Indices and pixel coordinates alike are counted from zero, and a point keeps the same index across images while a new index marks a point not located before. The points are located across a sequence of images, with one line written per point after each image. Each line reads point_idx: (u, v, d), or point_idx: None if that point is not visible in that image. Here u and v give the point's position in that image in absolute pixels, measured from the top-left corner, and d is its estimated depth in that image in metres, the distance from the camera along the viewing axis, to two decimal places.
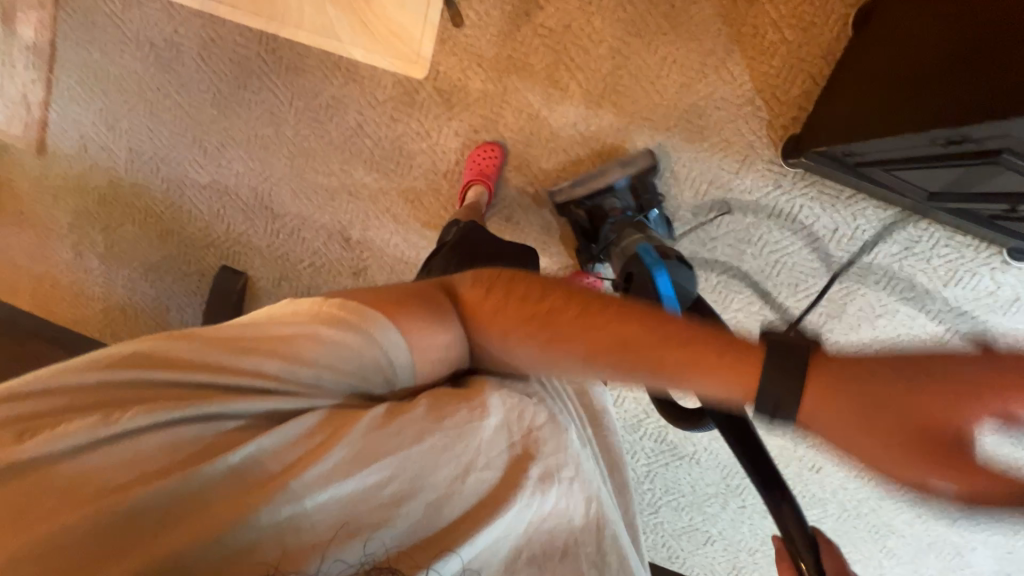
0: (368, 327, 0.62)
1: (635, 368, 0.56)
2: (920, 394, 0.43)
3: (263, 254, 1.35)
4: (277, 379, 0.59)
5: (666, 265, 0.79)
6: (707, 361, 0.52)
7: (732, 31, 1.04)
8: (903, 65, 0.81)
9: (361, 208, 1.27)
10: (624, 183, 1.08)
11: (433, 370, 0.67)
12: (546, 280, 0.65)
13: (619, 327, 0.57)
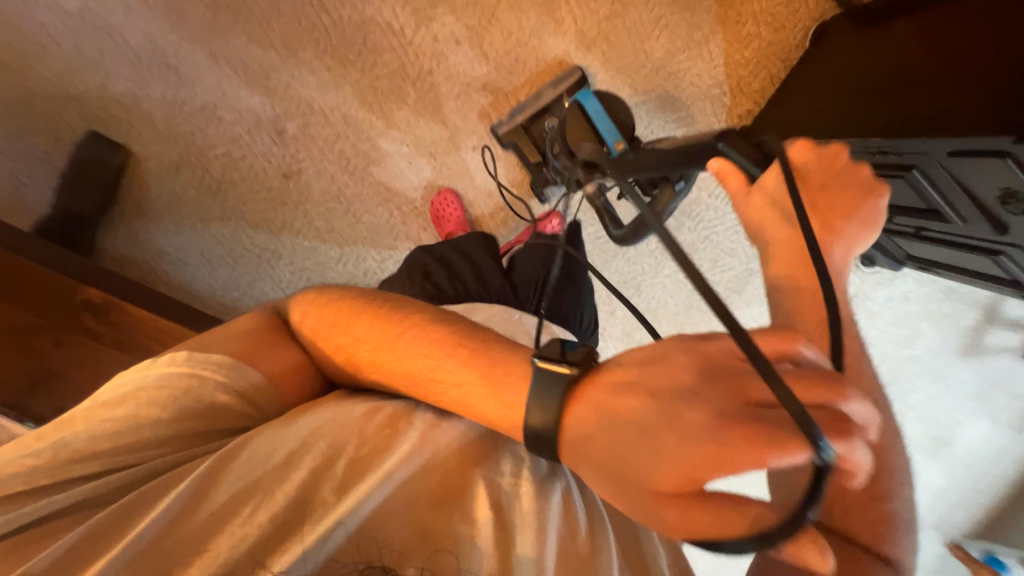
0: (196, 383, 0.52)
1: (465, 411, 0.53)
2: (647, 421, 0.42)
3: (156, 128, 1.06)
4: (110, 451, 0.49)
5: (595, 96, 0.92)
6: (507, 404, 0.49)
7: (720, 12, 1.09)
8: (853, 80, 0.95)
9: (305, 98, 1.07)
10: (559, 99, 1.06)
11: (343, 321, 0.58)
12: (355, 302, 0.60)
13: (424, 362, 0.54)
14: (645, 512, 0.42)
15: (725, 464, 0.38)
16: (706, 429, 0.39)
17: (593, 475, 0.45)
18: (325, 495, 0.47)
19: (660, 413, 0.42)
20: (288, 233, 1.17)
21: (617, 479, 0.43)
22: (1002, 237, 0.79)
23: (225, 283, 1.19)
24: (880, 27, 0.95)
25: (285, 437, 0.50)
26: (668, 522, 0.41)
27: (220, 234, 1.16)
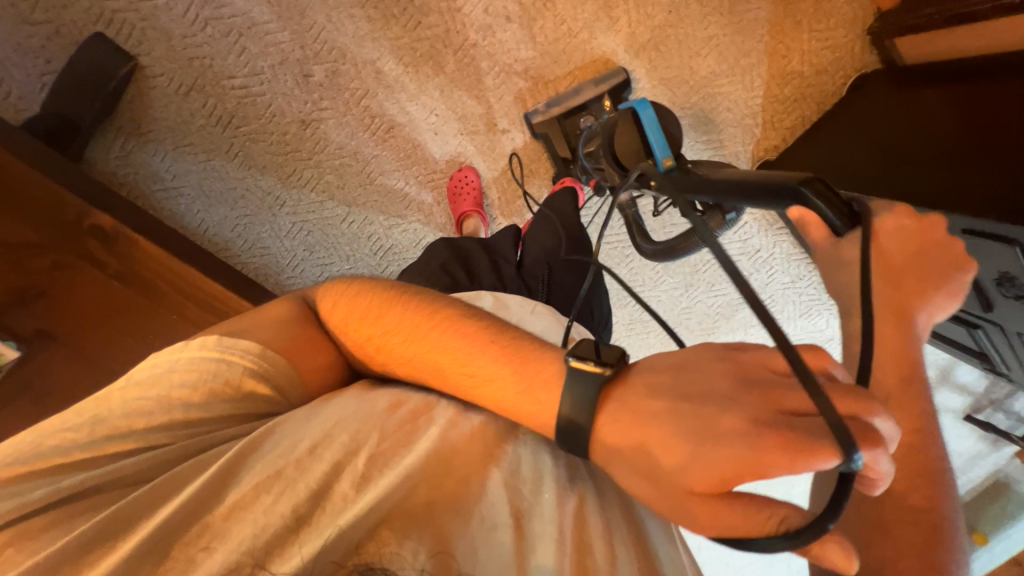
0: (226, 367, 0.53)
1: (497, 404, 0.52)
2: (682, 422, 0.44)
3: (171, 44, 0.99)
4: (147, 426, 0.51)
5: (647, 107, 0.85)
6: (536, 394, 0.50)
7: (769, 43, 1.10)
8: (884, 137, 0.97)
9: (339, 44, 1.02)
10: (599, 99, 1.04)
11: (368, 307, 0.58)
12: (376, 292, 0.60)
13: (453, 354, 0.54)
14: (674, 508, 0.43)
15: (754, 463, 0.40)
16: (739, 433, 0.41)
17: (622, 471, 0.46)
18: (342, 488, 0.47)
19: (694, 417, 0.43)
20: (296, 182, 1.13)
21: (647, 471, 0.44)
22: (986, 312, 0.86)
23: (220, 222, 1.13)
24: (914, 92, 0.98)
25: (309, 425, 0.51)
26: (697, 517, 0.42)
27: (223, 169, 1.10)
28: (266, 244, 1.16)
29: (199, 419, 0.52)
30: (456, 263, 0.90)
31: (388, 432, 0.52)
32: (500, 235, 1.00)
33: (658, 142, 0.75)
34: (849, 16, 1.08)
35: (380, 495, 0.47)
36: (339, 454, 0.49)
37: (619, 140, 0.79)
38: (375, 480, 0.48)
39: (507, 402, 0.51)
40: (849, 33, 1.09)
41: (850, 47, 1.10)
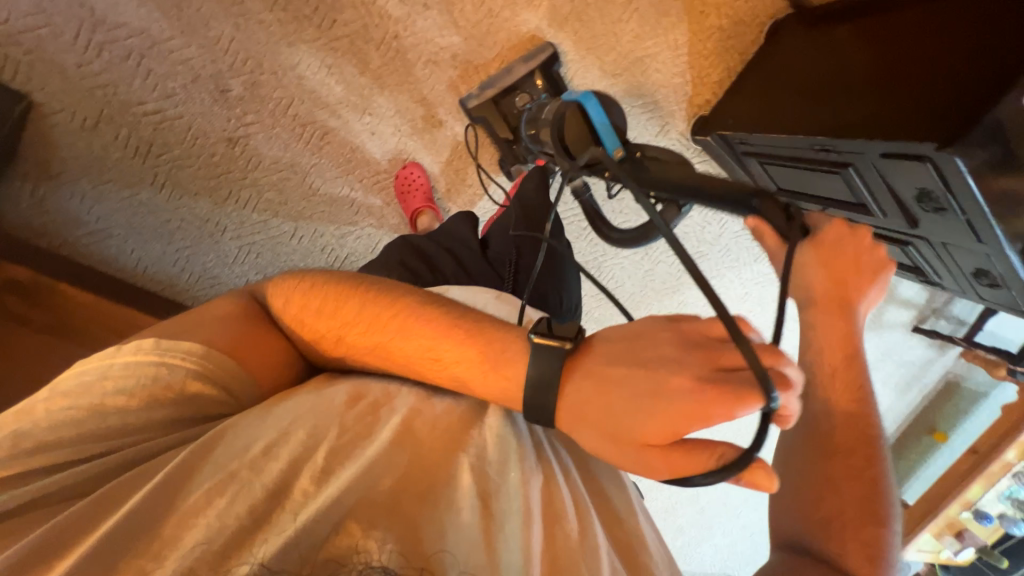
0: (168, 372, 0.51)
1: (465, 384, 0.55)
2: (634, 387, 0.47)
3: (64, 75, 0.91)
4: (83, 438, 0.49)
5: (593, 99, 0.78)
6: (497, 371, 0.53)
7: (687, 1, 1.12)
8: (803, 79, 1.01)
9: (252, 54, 0.97)
10: (532, 75, 1.05)
11: (330, 306, 0.58)
12: (338, 289, 0.60)
13: (415, 342, 0.56)
14: (633, 460, 0.47)
15: (701, 410, 0.44)
16: (687, 387, 0.45)
17: (587, 434, 0.50)
18: (301, 484, 0.48)
19: (647, 376, 0.47)
20: (234, 205, 1.08)
21: (610, 432, 0.48)
22: (913, 228, 0.92)
23: (160, 258, 1.08)
24: (826, 30, 1.02)
25: (264, 427, 0.51)
26: (657, 465, 0.46)
27: (152, 202, 1.04)
28: (215, 273, 1.13)
29: (141, 425, 0.51)
30: (418, 258, 0.90)
31: (348, 427, 0.53)
32: (452, 220, 0.99)
33: (608, 134, 0.69)
34: None
35: (342, 483, 0.47)
36: (298, 452, 0.50)
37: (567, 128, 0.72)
38: (335, 472, 0.49)
39: (472, 381, 0.54)
40: None
41: None
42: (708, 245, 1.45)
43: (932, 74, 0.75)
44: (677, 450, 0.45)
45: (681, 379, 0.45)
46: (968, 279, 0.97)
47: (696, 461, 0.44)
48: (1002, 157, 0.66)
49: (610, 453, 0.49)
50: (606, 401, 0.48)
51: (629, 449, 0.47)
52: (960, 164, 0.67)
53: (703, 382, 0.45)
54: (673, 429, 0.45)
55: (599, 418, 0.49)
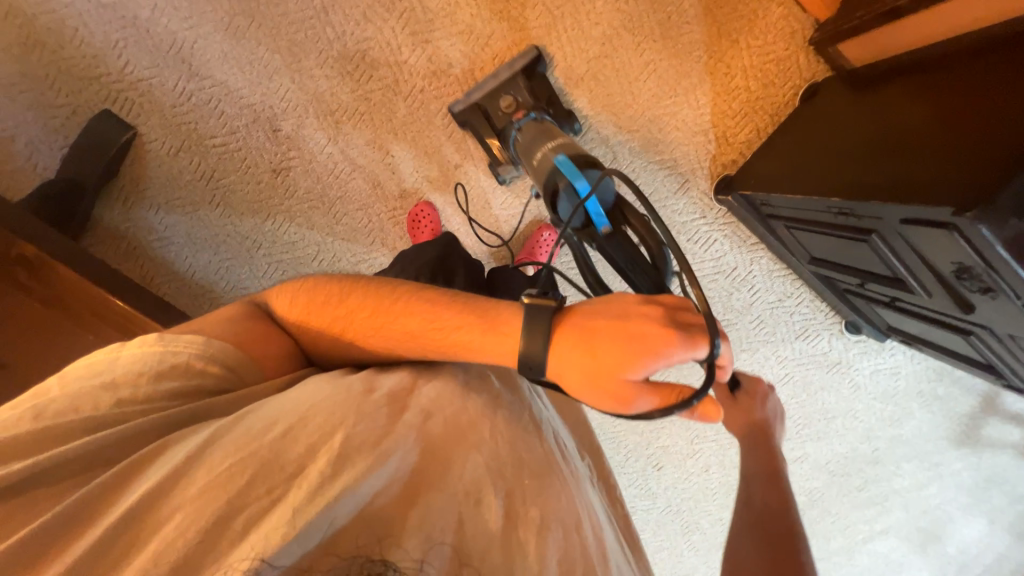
0: (184, 358, 0.55)
1: (474, 350, 0.57)
2: (610, 339, 0.51)
3: (162, 113, 1.14)
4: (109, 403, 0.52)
5: (583, 171, 0.73)
6: (500, 326, 0.56)
7: (710, 62, 1.10)
8: (835, 140, 0.93)
9: (301, 101, 1.14)
10: (518, 79, 1.06)
11: (331, 296, 0.63)
12: (340, 282, 0.65)
13: (421, 316, 0.60)
14: (609, 401, 0.52)
15: (667, 358, 0.50)
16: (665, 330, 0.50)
17: (570, 380, 0.53)
18: (318, 465, 0.48)
19: (620, 326, 0.51)
20: (272, 225, 1.23)
21: (598, 372, 0.51)
22: (966, 314, 0.76)
23: (206, 266, 1.25)
24: (876, 90, 0.93)
25: (284, 412, 0.52)
26: (632, 398, 0.51)
27: (209, 219, 1.22)
28: (246, 284, 1.28)
29: (174, 395, 0.54)
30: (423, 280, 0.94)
31: (360, 415, 0.53)
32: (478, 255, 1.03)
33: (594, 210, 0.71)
34: (789, 31, 1.08)
35: (355, 472, 0.48)
36: (315, 436, 0.50)
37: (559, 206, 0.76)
38: (351, 460, 0.49)
39: (480, 348, 0.57)
40: (790, 45, 1.09)
41: (796, 58, 1.09)
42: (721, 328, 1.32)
43: (972, 132, 0.66)
44: (646, 387, 0.51)
45: (651, 328, 0.50)
46: None
47: (660, 398, 0.51)
48: None
49: (588, 399, 0.53)
50: (585, 350, 0.52)
51: (608, 393, 0.52)
52: (987, 233, 0.56)
53: (670, 329, 0.50)
54: (645, 371, 0.50)
55: (578, 369, 0.52)
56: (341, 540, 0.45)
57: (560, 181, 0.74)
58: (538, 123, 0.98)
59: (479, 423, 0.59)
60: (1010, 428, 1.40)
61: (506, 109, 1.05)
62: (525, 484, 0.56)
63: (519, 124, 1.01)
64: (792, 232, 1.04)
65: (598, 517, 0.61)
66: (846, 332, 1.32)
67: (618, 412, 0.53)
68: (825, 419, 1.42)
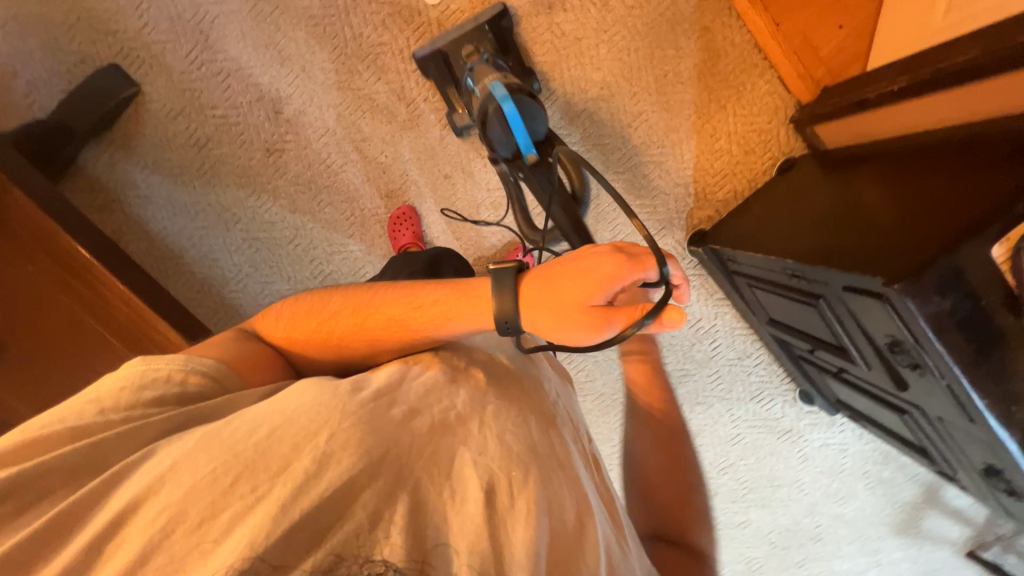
0: (167, 373, 0.54)
1: (465, 321, 0.59)
2: (566, 272, 0.55)
3: (169, 77, 1.17)
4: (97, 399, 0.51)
5: (513, 97, 0.87)
6: (472, 291, 0.60)
7: (698, 122, 1.17)
8: (802, 209, 0.98)
9: (308, 89, 1.17)
10: (484, 34, 1.08)
11: (312, 308, 0.66)
12: (317, 294, 0.67)
13: (400, 302, 0.63)
14: (583, 331, 0.54)
15: (620, 278, 0.53)
16: (614, 254, 0.54)
17: (542, 319, 0.56)
18: (302, 461, 0.47)
19: (575, 261, 0.55)
20: (255, 201, 1.24)
21: (559, 299, 0.55)
22: (901, 391, 0.79)
23: (180, 231, 1.25)
24: (846, 169, 0.99)
25: (269, 414, 0.50)
26: (596, 325, 0.54)
27: (192, 185, 1.23)
28: (216, 256, 1.27)
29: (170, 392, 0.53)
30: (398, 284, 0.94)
31: (350, 415, 0.50)
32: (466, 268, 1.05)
33: (522, 139, 0.89)
34: (773, 106, 1.16)
35: (340, 469, 0.47)
36: (300, 436, 0.48)
37: (490, 128, 0.90)
38: (337, 458, 0.47)
39: (459, 318, 0.59)
40: (773, 120, 1.16)
41: (777, 132, 1.17)
42: (679, 376, 1.34)
43: (917, 211, 0.70)
44: (610, 311, 0.54)
45: (601, 256, 0.55)
46: (980, 480, 0.79)
47: (628, 322, 0.53)
48: (967, 313, 0.59)
49: (564, 337, 0.55)
50: (547, 288, 0.55)
51: (577, 325, 0.54)
52: (913, 306, 0.59)
53: (617, 254, 0.54)
54: (603, 295, 0.54)
55: (544, 306, 0.55)
56: (330, 527, 0.45)
57: (491, 105, 0.88)
58: (493, 67, 0.99)
59: (468, 416, 0.56)
60: (950, 523, 1.40)
61: (466, 57, 1.05)
62: (514, 479, 0.52)
63: (472, 65, 1.00)
64: (754, 291, 1.07)
65: (593, 504, 0.57)
66: (799, 402, 1.34)
67: (593, 344, 0.55)
68: (771, 486, 1.42)
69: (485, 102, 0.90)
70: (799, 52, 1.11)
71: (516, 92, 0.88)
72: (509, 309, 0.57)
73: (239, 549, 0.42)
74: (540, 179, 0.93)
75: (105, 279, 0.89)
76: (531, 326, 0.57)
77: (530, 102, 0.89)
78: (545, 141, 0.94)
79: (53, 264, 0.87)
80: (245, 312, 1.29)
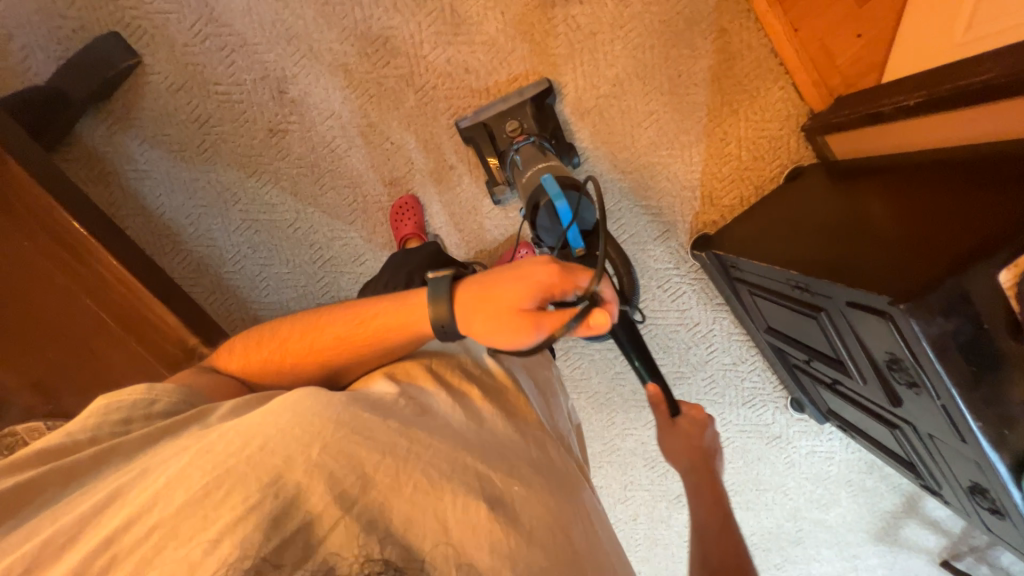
0: (131, 402, 0.58)
1: (409, 332, 0.66)
2: (499, 282, 0.61)
3: (171, 49, 1.14)
4: (95, 425, 0.55)
5: (567, 193, 0.84)
6: (405, 303, 0.66)
7: (709, 125, 1.16)
8: (808, 220, 0.98)
9: (314, 70, 1.15)
10: (529, 107, 1.09)
11: (269, 336, 0.72)
12: (264, 327, 0.74)
13: (343, 323, 0.68)
14: (516, 334, 0.60)
15: (548, 286, 0.60)
16: (543, 264, 0.60)
17: (480, 324, 0.62)
18: (295, 474, 0.48)
19: (509, 271, 0.61)
20: (255, 182, 1.22)
21: (494, 305, 0.61)
22: (895, 407, 0.79)
23: (178, 207, 1.23)
24: (852, 182, 0.98)
25: (260, 427, 0.50)
26: (525, 328, 0.60)
27: (191, 161, 1.21)
28: (213, 236, 1.25)
29: (152, 412, 0.59)
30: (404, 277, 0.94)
31: (344, 426, 0.52)
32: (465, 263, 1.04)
33: (573, 235, 0.83)
34: (785, 113, 1.15)
35: (331, 481, 0.48)
36: (294, 447, 0.49)
37: (541, 222, 0.87)
38: (329, 470, 0.49)
39: (401, 327, 0.66)
40: (785, 127, 1.16)
41: (788, 140, 1.16)
42: (674, 380, 1.35)
43: (925, 229, 0.70)
44: (540, 316, 0.60)
45: (531, 267, 0.61)
46: (967, 498, 0.80)
47: (556, 325, 0.60)
48: (969, 336, 0.59)
49: (498, 338, 0.62)
50: (483, 295, 0.62)
51: (511, 328, 0.60)
52: (917, 327, 0.59)
53: (546, 266, 0.60)
54: (533, 302, 0.60)
55: (481, 312, 0.62)
56: (323, 532, 0.46)
57: (543, 199, 0.85)
58: (539, 150, 1.04)
59: (463, 435, 0.59)
60: (927, 533, 1.44)
61: (510, 133, 1.09)
62: (516, 491, 0.55)
63: (519, 146, 1.06)
64: (755, 299, 1.07)
65: (587, 515, 0.60)
66: (791, 409, 1.36)
67: (526, 344, 0.61)
68: (757, 489, 1.44)
69: (534, 195, 0.88)
70: (814, 59, 1.10)
71: (569, 188, 0.85)
72: (444, 313, 0.63)
73: (228, 553, 0.42)
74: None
75: (105, 260, 0.87)
76: (470, 330, 0.63)
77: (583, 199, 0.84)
78: (592, 234, 0.84)
79: (54, 244, 0.85)
80: (242, 294, 1.28)
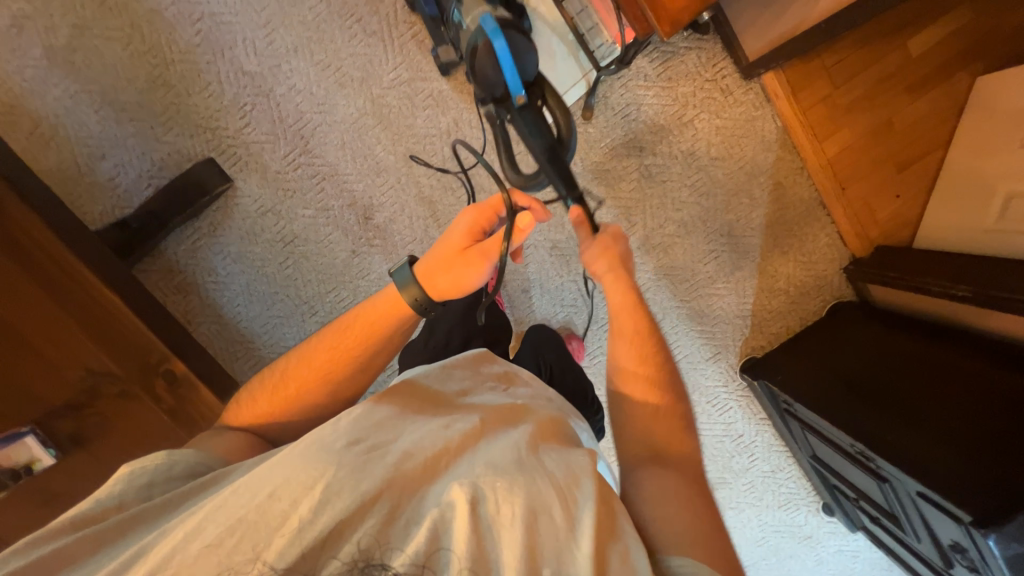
0: (156, 464, 0.60)
1: (394, 318, 0.75)
2: (443, 243, 0.74)
3: (264, 175, 1.19)
4: (121, 491, 0.57)
5: (505, 34, 0.81)
6: (381, 298, 0.76)
7: (762, 264, 1.27)
8: (856, 373, 1.08)
9: (400, 200, 1.21)
10: None
11: (272, 380, 0.76)
12: (261, 374, 0.78)
13: (333, 335, 0.76)
14: (473, 270, 0.72)
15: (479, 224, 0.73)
16: (467, 215, 0.73)
17: (442, 281, 0.73)
18: (300, 511, 0.47)
19: (448, 234, 0.74)
20: (333, 296, 1.26)
21: (449, 261, 0.72)
22: (948, 568, 0.89)
23: (254, 318, 1.27)
24: (897, 340, 1.10)
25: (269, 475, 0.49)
26: (480, 265, 0.72)
27: (272, 276, 1.25)
28: (287, 344, 1.28)
29: (173, 475, 0.61)
30: None
31: (346, 466, 0.49)
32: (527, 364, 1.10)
33: (512, 78, 0.81)
34: (831, 256, 1.26)
35: (338, 509, 0.47)
36: (297, 491, 0.47)
37: (479, 70, 0.83)
38: (334, 503, 0.47)
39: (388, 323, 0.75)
40: (829, 268, 1.27)
41: (832, 279, 1.27)
42: (718, 485, 1.44)
43: (986, 438, 0.82)
44: (486, 249, 0.72)
45: (459, 222, 0.74)
46: None
47: (499, 249, 0.71)
48: None
49: (463, 283, 0.73)
50: (435, 257, 0.74)
51: (466, 270, 0.72)
52: (995, 548, 0.70)
53: (471, 213, 0.73)
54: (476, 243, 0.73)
55: (437, 269, 0.73)
56: (336, 545, 0.46)
57: (480, 40, 0.81)
58: None
59: (447, 445, 0.53)
60: None
61: None
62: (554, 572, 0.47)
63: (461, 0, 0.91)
64: (804, 431, 1.17)
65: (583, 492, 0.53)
66: (822, 512, 1.46)
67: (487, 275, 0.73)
68: None
69: (471, 36, 0.83)
70: (859, 215, 1.22)
71: (508, 30, 0.82)
72: (416, 291, 0.73)
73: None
74: (526, 123, 0.84)
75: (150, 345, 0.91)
76: (438, 289, 0.74)
77: (521, 40, 0.83)
78: (535, 84, 0.87)
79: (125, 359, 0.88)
80: None
